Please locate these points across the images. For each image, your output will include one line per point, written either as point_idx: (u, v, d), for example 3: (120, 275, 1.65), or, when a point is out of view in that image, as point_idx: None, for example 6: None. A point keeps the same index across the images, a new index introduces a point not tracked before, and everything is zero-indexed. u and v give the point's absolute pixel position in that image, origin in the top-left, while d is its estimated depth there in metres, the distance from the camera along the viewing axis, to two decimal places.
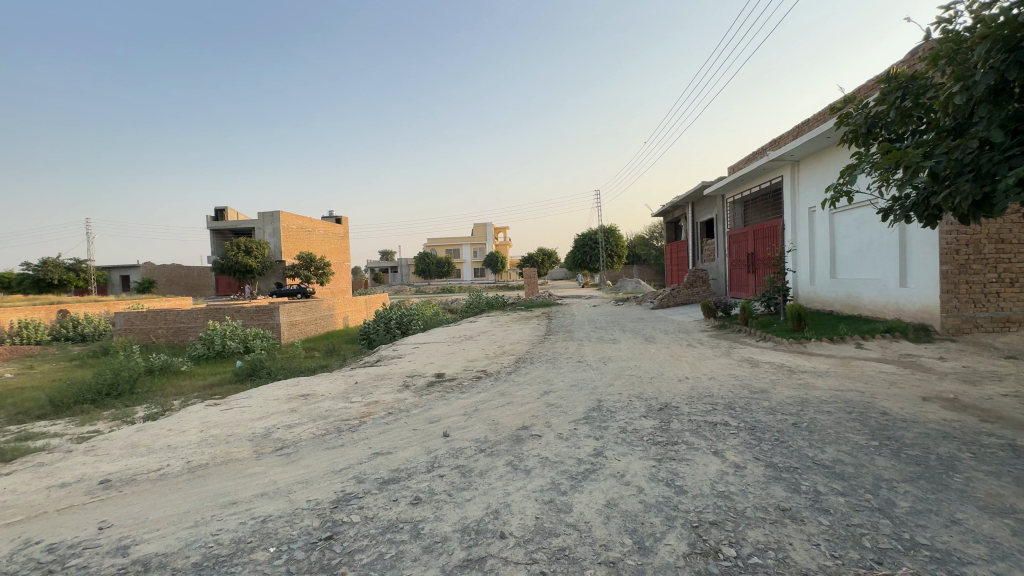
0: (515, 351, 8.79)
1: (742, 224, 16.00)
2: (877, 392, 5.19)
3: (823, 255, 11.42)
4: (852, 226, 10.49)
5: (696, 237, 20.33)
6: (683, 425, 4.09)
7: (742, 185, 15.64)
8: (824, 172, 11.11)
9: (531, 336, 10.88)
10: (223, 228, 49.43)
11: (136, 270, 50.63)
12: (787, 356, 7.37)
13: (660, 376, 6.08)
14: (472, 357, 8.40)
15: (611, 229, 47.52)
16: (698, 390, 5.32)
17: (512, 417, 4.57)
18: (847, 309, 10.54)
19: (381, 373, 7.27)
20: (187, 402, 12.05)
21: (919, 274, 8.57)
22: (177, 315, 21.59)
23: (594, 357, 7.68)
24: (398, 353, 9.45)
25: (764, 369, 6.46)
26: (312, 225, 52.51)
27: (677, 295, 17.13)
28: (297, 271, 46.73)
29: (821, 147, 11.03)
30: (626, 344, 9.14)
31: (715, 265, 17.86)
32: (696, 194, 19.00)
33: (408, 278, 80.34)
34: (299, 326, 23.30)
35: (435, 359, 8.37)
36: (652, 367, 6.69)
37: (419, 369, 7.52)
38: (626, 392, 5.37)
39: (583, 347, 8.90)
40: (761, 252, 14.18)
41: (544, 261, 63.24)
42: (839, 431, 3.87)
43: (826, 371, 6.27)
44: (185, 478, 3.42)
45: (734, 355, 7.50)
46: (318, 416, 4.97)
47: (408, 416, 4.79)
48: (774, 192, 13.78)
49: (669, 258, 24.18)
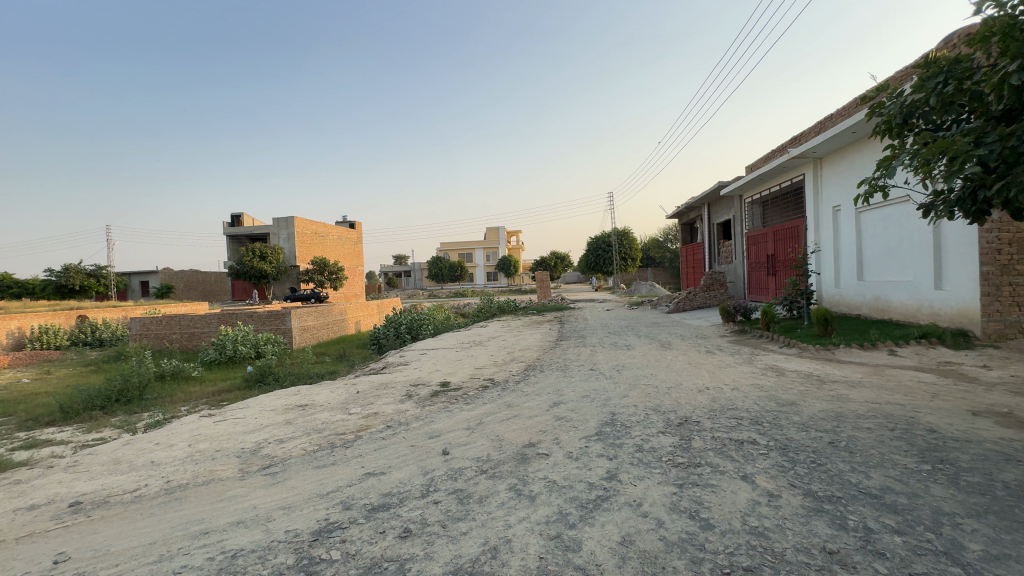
0: (525, 358, 8.44)
1: (761, 224, 15.45)
2: (920, 405, 4.72)
3: (849, 256, 10.89)
4: (881, 225, 9.95)
5: (713, 238, 19.78)
6: (706, 444, 3.71)
7: (760, 185, 15.12)
8: (850, 169, 10.60)
9: (542, 342, 10.53)
10: (239, 234, 50.05)
11: (155, 276, 51.56)
12: (814, 364, 6.90)
13: (678, 386, 5.68)
14: (480, 364, 8.08)
15: (625, 232, 46.96)
16: (721, 402, 4.92)
17: (518, 432, 4.23)
18: (876, 313, 9.98)
19: (384, 381, 6.99)
20: (195, 408, 11.95)
21: (955, 275, 8.03)
22: (190, 320, 21.72)
23: (607, 364, 7.30)
24: (405, 360, 9.18)
25: (791, 378, 6.01)
26: (326, 230, 52.92)
27: (693, 298, 16.65)
28: (311, 276, 47.08)
29: (846, 143, 10.53)
30: (641, 350, 8.74)
31: (733, 267, 17.31)
32: (713, 195, 18.47)
33: (421, 282, 80.55)
34: (311, 331, 23.28)
35: (441, 366, 8.07)
36: (668, 376, 6.30)
37: (424, 377, 7.22)
38: (642, 404, 4.99)
39: (596, 353, 8.51)
40: (782, 254, 13.63)
41: (556, 264, 62.78)
42: (884, 452, 3.44)
43: (859, 381, 5.80)
44: (160, 501, 3.15)
45: (757, 363, 7.05)
46: (313, 429, 4.69)
47: (406, 430, 4.49)
48: (794, 191, 13.27)
49: (684, 261, 23.61)
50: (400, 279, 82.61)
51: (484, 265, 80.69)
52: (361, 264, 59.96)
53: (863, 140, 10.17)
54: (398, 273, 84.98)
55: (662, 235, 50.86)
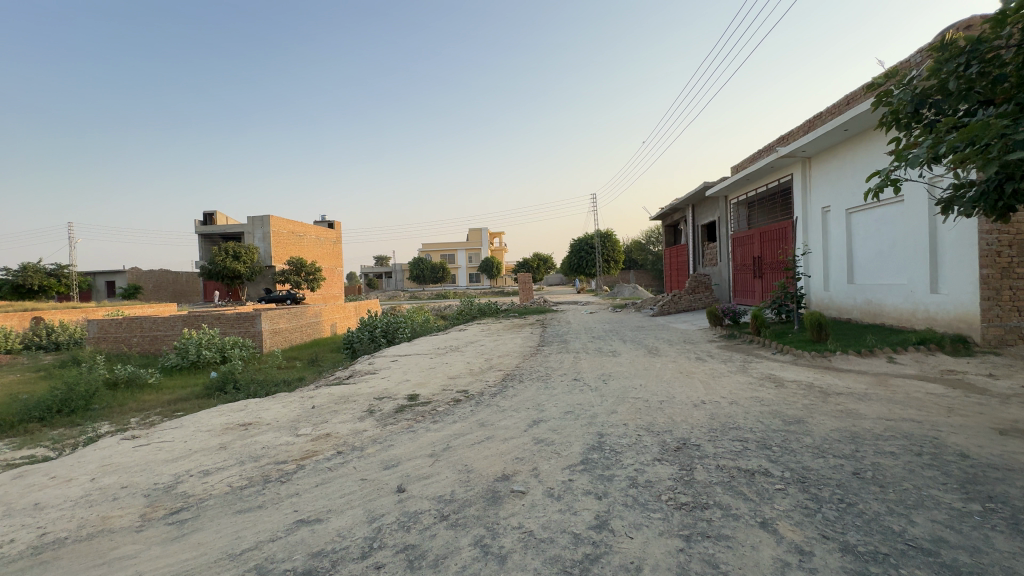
0: (504, 366, 7.79)
1: (747, 226, 15.13)
2: (939, 422, 4.24)
3: (839, 258, 10.56)
4: (872, 226, 9.64)
5: (697, 240, 19.45)
6: (711, 476, 3.13)
7: (746, 185, 14.81)
8: (840, 168, 10.27)
9: (522, 347, 9.90)
10: (211, 233, 48.28)
11: (121, 275, 49.33)
12: (812, 373, 6.43)
13: (671, 400, 5.12)
14: (455, 373, 7.42)
15: (608, 234, 46.72)
16: (720, 421, 4.36)
17: (490, 461, 3.59)
18: (867, 317, 9.65)
19: (345, 394, 6.28)
20: (147, 419, 10.97)
21: (953, 278, 7.69)
22: (153, 322, 20.53)
23: (593, 373, 6.72)
24: (374, 368, 8.45)
25: (791, 390, 5.51)
26: (304, 230, 51.50)
27: (679, 301, 16.27)
28: (287, 277, 45.65)
29: (836, 142, 10.21)
30: (628, 357, 8.19)
31: (718, 269, 16.98)
32: (697, 196, 18.15)
33: (402, 283, 79.34)
34: (283, 334, 22.23)
35: (412, 376, 7.38)
36: (659, 387, 5.74)
37: (391, 388, 6.52)
38: (632, 422, 4.41)
39: (581, 361, 7.92)
40: (769, 256, 13.31)
41: (539, 266, 62.36)
42: (920, 486, 2.91)
43: (865, 393, 5.33)
44: (18, 567, 2.43)
45: (752, 372, 6.55)
46: (249, 456, 3.98)
47: (359, 457, 3.81)
48: (782, 192, 12.95)
49: (668, 264, 23.28)
50: (381, 281, 81.14)
51: (466, 266, 79.85)
52: (340, 265, 58.59)
53: (854, 139, 9.86)
54: (379, 274, 83.48)
55: (644, 238, 50.83)
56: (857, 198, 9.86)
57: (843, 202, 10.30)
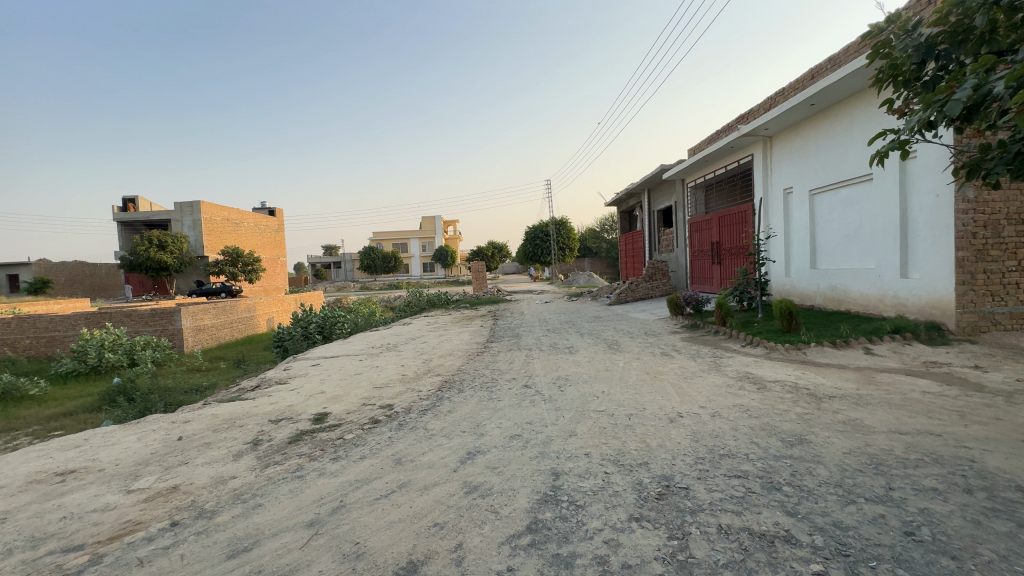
0: (444, 370, 6.59)
1: (705, 210, 14.59)
2: (962, 436, 3.48)
3: (801, 242, 10.08)
4: (837, 208, 9.13)
5: (653, 226, 18.90)
6: (718, 553, 2.12)
7: (704, 168, 14.26)
8: (804, 147, 9.72)
9: (468, 344, 8.75)
10: (132, 220, 43.62)
11: (26, 268, 43.75)
12: (792, 370, 5.66)
13: (642, 414, 4.15)
14: (382, 381, 6.15)
15: (563, 221, 46.17)
16: (707, 445, 3.40)
17: (394, 533, 2.43)
18: (831, 304, 9.20)
19: (235, 414, 4.92)
20: (12, 441, 8.99)
21: (925, 262, 7.21)
22: (49, 321, 17.84)
23: (547, 378, 5.66)
24: (288, 375, 7.03)
25: (777, 394, 4.67)
26: (241, 217, 47.71)
27: (636, 289, 15.64)
28: (221, 268, 42.10)
29: (801, 118, 9.63)
30: (586, 354, 7.23)
31: (674, 255, 16.48)
32: (653, 179, 17.53)
33: (352, 273, 75.89)
34: (208, 331, 19.98)
35: (330, 385, 6.05)
36: (625, 395, 4.75)
37: (296, 405, 5.18)
38: (596, 452, 3.37)
39: (534, 360, 6.85)
40: (728, 241, 12.78)
41: (494, 255, 61.29)
42: (1007, 558, 2.02)
43: (859, 395, 4.57)
44: None
45: (727, 370, 5.71)
46: (29, 538, 2.62)
47: (200, 533, 2.55)
48: (742, 173, 12.41)
49: (623, 251, 22.72)
50: (329, 271, 77.35)
51: (420, 256, 77.38)
52: (282, 254, 54.90)
53: (819, 114, 9.29)
54: (327, 264, 79.45)
55: (599, 226, 50.70)
56: (822, 178, 9.34)
57: (807, 182, 9.77)
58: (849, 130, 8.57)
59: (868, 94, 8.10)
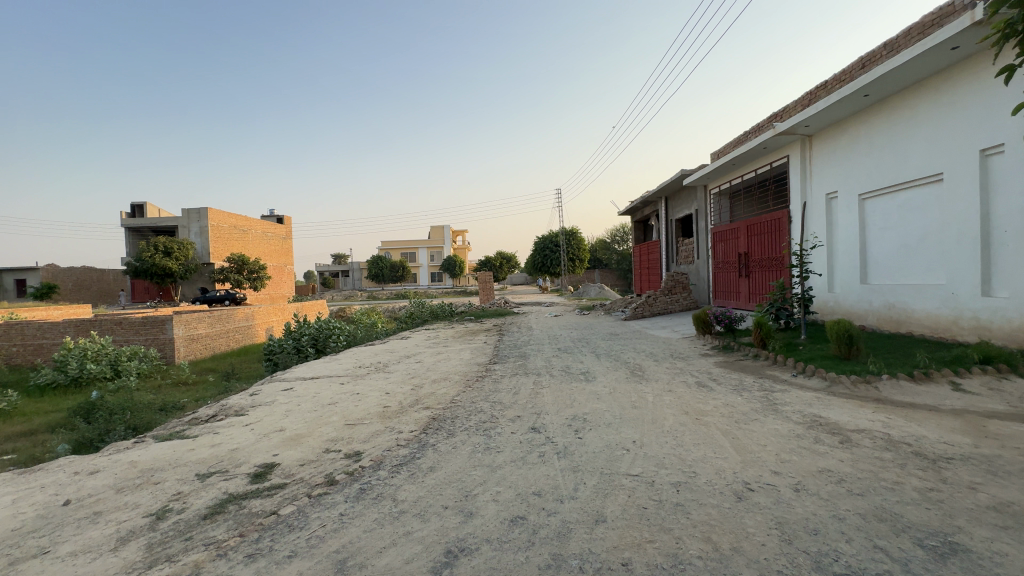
0: (434, 401, 5.47)
1: (730, 218, 13.40)
2: None
3: (848, 253, 8.85)
4: (895, 214, 7.92)
5: (671, 236, 17.72)
6: None
7: (730, 173, 13.10)
8: (853, 145, 8.55)
9: (467, 366, 7.62)
10: (139, 226, 43.28)
11: (33, 273, 43.38)
12: (873, 414, 4.44)
13: (694, 485, 2.98)
14: (357, 416, 5.02)
15: (573, 232, 45.17)
16: (811, 555, 2.22)
17: None
18: (886, 324, 7.96)
19: (162, 462, 3.84)
20: None
21: (1016, 277, 5.98)
22: (37, 328, 17.08)
23: (559, 419, 4.49)
24: (253, 403, 5.95)
25: (872, 452, 3.46)
26: (248, 224, 47.27)
27: (654, 303, 14.46)
28: (226, 275, 41.54)
29: (850, 112, 8.46)
30: (605, 382, 6.09)
31: (695, 267, 15.30)
32: (672, 186, 16.40)
33: (359, 282, 75.32)
34: (202, 340, 19.09)
35: (293, 420, 4.94)
36: (665, 451, 3.58)
37: (241, 450, 4.09)
38: (640, 561, 2.21)
39: (543, 390, 5.70)
40: (759, 252, 11.57)
41: (502, 265, 60.39)
42: None
43: (987, 458, 3.35)
44: None
45: (788, 412, 4.52)
46: None
47: None
48: (774, 177, 11.22)
49: (637, 262, 21.52)
50: (337, 280, 76.96)
51: (427, 265, 76.66)
52: (289, 262, 54.42)
53: (873, 107, 8.12)
54: (335, 273, 79.11)
55: (610, 237, 49.70)
56: (876, 180, 8.15)
57: (856, 185, 8.57)
58: (913, 124, 7.39)
59: (938, 81, 6.93)
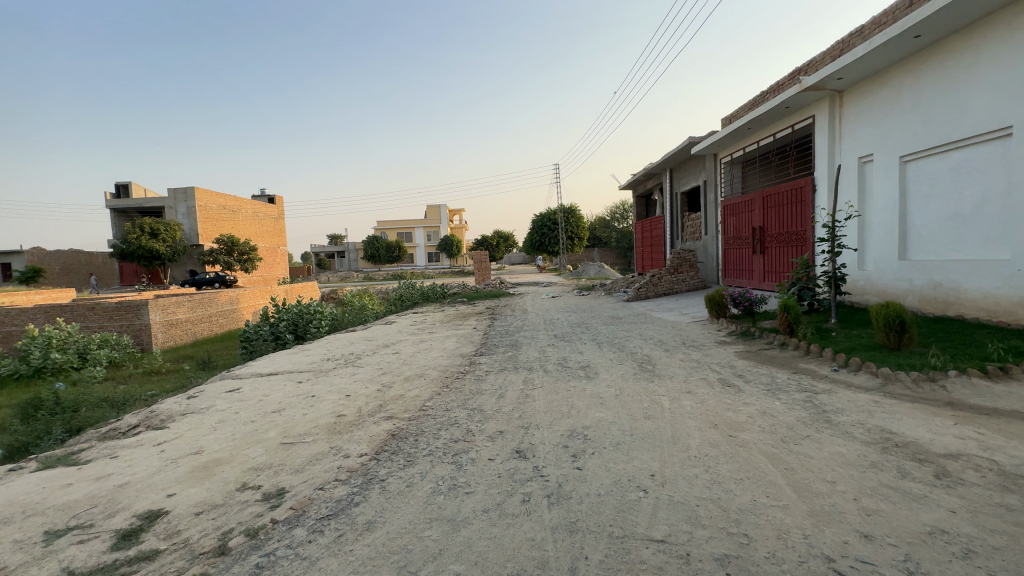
0: (400, 407, 4.47)
1: (743, 189, 12.23)
2: None
3: (884, 225, 7.76)
4: (946, 178, 6.80)
5: (676, 211, 16.55)
6: None
7: (744, 139, 11.87)
8: (897, 99, 7.37)
9: (449, 359, 6.60)
10: (125, 207, 41.77)
11: (18, 256, 42.09)
12: (957, 427, 3.43)
13: (753, 565, 1.97)
14: (300, 429, 4.01)
15: (572, 209, 43.88)
16: None
17: None
18: (929, 304, 6.95)
19: (16, 508, 2.84)
20: None
21: None
22: (4, 315, 16.05)
23: (552, 437, 3.48)
24: (187, 409, 4.94)
25: (991, 496, 2.45)
26: (238, 204, 45.76)
27: (658, 284, 13.44)
28: (216, 257, 40.31)
29: (894, 60, 7.25)
30: (609, 379, 5.08)
31: (703, 244, 14.20)
32: (678, 156, 15.16)
33: (355, 262, 74.01)
34: (182, 325, 18.07)
35: (221, 436, 3.94)
36: (699, 495, 2.56)
37: (132, 486, 3.08)
38: None
39: (535, 392, 4.69)
40: (777, 225, 10.46)
41: (500, 244, 59.10)
42: None
43: None
44: None
45: (847, 425, 3.51)
46: None
47: None
48: (796, 142, 10.03)
49: (639, 239, 20.36)
50: (333, 262, 75.70)
51: (424, 245, 75.29)
52: (282, 244, 53.10)
53: (922, 51, 6.92)
54: (331, 254, 77.75)
55: (609, 215, 48.36)
56: (922, 139, 7.01)
57: (897, 146, 7.44)
58: (974, 70, 6.22)
59: (1012, 16, 5.73)
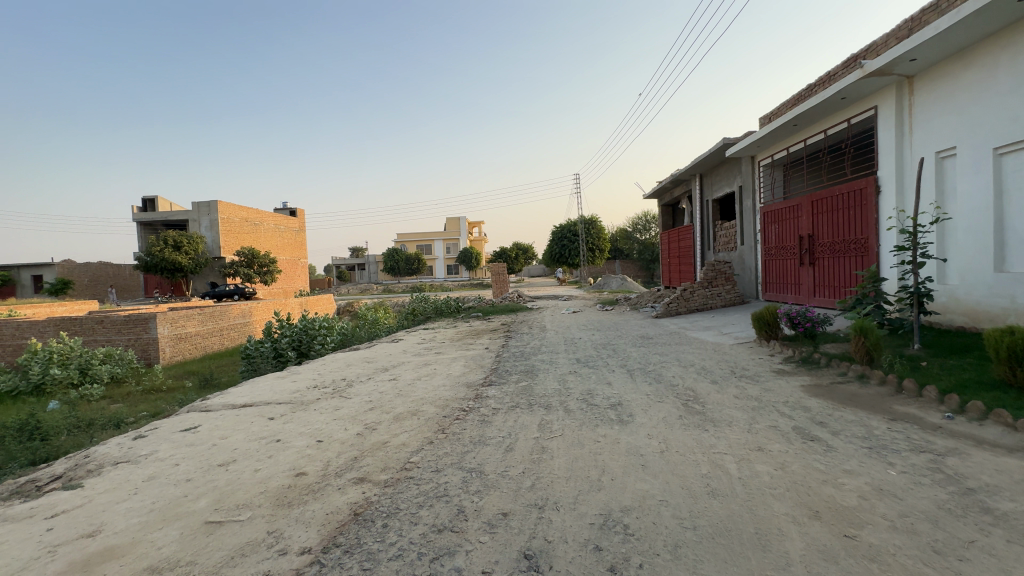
0: (377, 463, 3.45)
1: (786, 193, 10.99)
2: None
3: (974, 230, 6.47)
4: None
5: (707, 220, 15.30)
6: None
7: (789, 138, 10.67)
8: (990, 79, 6.14)
9: (451, 390, 5.56)
10: (151, 220, 42.34)
11: (50, 269, 42.96)
12: None
13: None
14: (242, 497, 3.03)
15: (594, 220, 42.78)
16: None
17: None
18: None
19: None
20: None
21: None
22: (14, 328, 15.76)
23: (578, 529, 2.39)
24: (127, 454, 4.03)
25: None
26: (261, 217, 46.09)
27: (691, 299, 12.22)
28: (237, 269, 40.38)
29: (985, 32, 6.05)
30: (648, 425, 3.97)
31: (739, 255, 12.94)
32: (710, 160, 14.00)
33: (375, 275, 74.15)
34: (191, 339, 17.54)
35: (137, 505, 2.98)
36: None
37: None
38: None
39: (553, 444, 3.61)
40: (831, 233, 9.20)
41: (518, 255, 58.13)
42: None
43: None
44: None
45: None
46: None
47: None
48: (852, 138, 8.81)
49: (665, 250, 19.11)
50: (353, 274, 76.03)
51: (444, 258, 74.97)
52: (302, 256, 53.30)
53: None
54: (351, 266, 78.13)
55: (631, 226, 47.03)
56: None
57: (990, 136, 6.20)
58: None
59: None
